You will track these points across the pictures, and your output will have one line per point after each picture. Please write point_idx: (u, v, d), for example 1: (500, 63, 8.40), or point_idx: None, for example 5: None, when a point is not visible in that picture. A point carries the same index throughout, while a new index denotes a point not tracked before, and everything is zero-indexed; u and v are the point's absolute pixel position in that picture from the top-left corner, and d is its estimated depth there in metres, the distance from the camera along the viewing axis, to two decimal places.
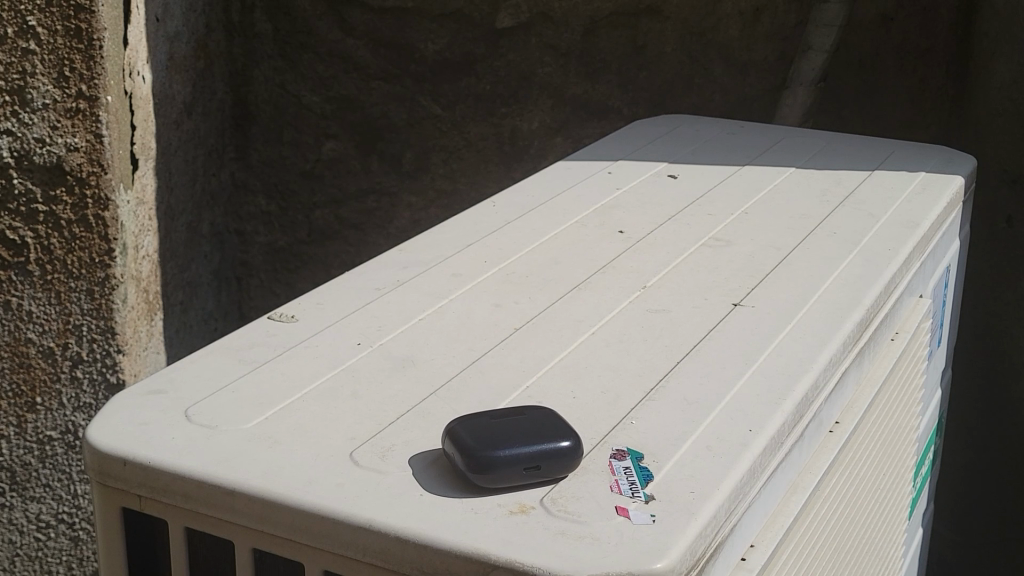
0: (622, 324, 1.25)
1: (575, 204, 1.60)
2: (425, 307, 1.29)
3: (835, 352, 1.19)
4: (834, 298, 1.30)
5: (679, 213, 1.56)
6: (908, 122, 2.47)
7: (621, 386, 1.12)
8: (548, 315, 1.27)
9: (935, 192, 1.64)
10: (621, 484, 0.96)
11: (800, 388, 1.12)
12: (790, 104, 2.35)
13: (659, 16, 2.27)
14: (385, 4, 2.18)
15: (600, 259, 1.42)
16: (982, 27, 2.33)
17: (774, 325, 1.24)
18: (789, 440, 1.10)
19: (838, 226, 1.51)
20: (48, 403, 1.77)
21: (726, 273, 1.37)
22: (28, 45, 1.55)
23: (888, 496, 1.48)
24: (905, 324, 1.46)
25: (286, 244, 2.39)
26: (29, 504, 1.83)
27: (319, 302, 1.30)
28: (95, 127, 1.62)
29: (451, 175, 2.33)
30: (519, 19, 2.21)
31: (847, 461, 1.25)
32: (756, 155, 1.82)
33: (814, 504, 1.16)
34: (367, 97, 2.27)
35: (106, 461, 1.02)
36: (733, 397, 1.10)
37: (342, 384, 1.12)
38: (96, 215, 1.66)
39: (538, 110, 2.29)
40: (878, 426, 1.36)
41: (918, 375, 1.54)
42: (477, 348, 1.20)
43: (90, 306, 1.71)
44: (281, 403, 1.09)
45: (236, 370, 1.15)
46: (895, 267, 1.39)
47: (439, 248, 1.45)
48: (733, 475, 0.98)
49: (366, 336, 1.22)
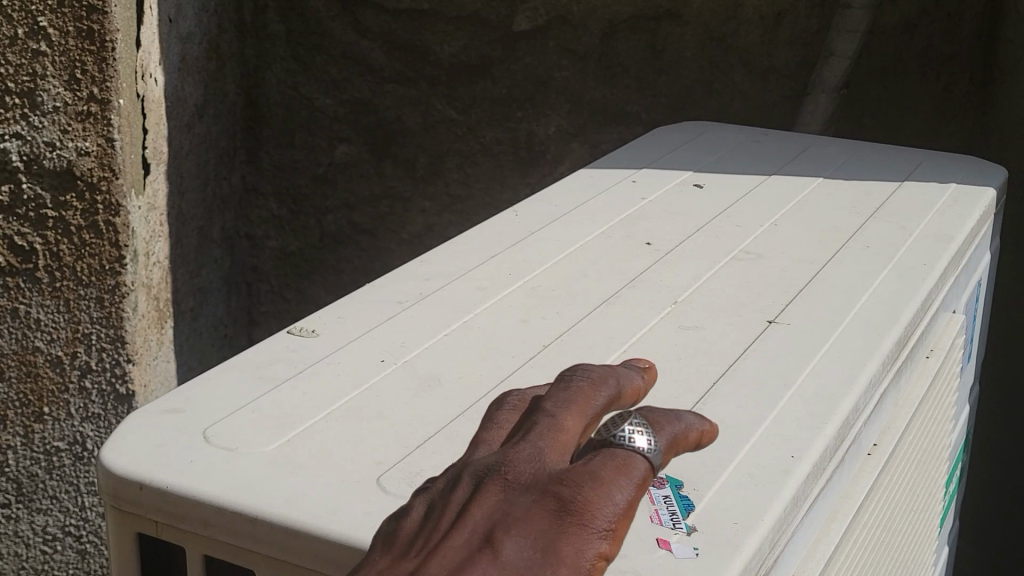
0: (655, 342, 1.20)
1: (601, 214, 1.55)
2: (450, 322, 1.24)
3: (875, 372, 1.15)
4: (870, 316, 1.26)
5: (708, 224, 1.52)
6: (932, 131, 2.42)
7: (657, 408, 1.08)
8: (578, 331, 1.23)
9: (968, 204, 1.59)
10: (662, 515, 0.92)
11: (842, 412, 1.07)
12: (812, 110, 2.31)
13: (678, 21, 2.23)
14: (399, 6, 2.14)
15: (630, 273, 1.37)
16: (1008, 33, 2.28)
17: (811, 343, 1.20)
18: (830, 467, 1.06)
19: (870, 240, 1.47)
20: (56, 413, 1.72)
21: (758, 288, 1.33)
22: (39, 46, 1.51)
23: (922, 517, 1.44)
24: (940, 341, 1.41)
25: (297, 249, 2.35)
26: (35, 517, 1.79)
27: (340, 315, 1.26)
28: (106, 131, 1.57)
29: (466, 180, 2.29)
30: (537, 22, 2.16)
31: (885, 484, 1.20)
32: (784, 164, 1.77)
33: (855, 531, 1.12)
34: (380, 100, 2.23)
35: (122, 485, 0.98)
36: (771, 421, 1.06)
37: (366, 404, 1.08)
38: (107, 221, 1.61)
39: (555, 115, 2.25)
40: (914, 446, 1.32)
41: (951, 392, 1.49)
42: (506, 366, 1.16)
43: (101, 314, 1.66)
44: (303, 423, 1.05)
45: (255, 389, 1.11)
46: (931, 283, 1.35)
47: (462, 259, 1.40)
48: (775, 506, 0.93)
49: (390, 352, 1.18)
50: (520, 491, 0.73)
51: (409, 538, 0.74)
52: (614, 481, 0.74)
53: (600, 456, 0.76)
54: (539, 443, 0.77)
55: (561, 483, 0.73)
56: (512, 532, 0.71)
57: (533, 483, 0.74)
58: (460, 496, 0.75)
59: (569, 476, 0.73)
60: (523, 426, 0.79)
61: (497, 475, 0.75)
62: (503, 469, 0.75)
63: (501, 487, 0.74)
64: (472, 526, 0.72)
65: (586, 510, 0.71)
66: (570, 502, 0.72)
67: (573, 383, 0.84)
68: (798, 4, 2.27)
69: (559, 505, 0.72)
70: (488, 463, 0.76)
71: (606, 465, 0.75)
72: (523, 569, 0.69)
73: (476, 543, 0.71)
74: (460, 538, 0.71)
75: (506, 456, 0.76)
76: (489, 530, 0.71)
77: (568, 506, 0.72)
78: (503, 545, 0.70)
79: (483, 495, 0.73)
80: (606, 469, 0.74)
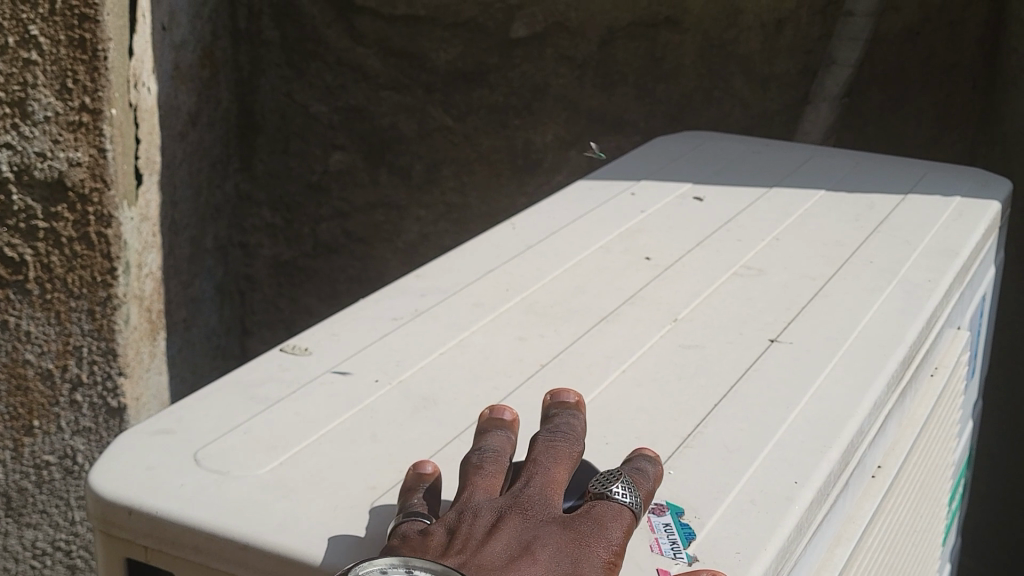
0: (654, 361, 1.18)
1: (599, 227, 1.53)
2: (446, 340, 1.22)
3: (880, 393, 1.13)
4: (875, 335, 1.24)
5: (708, 239, 1.50)
6: (933, 140, 2.40)
7: (657, 431, 1.06)
8: (576, 350, 1.21)
9: (972, 218, 1.57)
10: (662, 544, 0.90)
11: (847, 435, 1.05)
12: (812, 119, 2.29)
13: (678, 28, 2.20)
14: (395, 12, 2.12)
15: (628, 289, 1.35)
16: (1010, 42, 2.26)
17: (815, 362, 1.18)
18: (835, 491, 1.03)
19: (874, 255, 1.45)
20: (46, 426, 1.70)
21: (760, 305, 1.31)
22: (30, 55, 1.49)
23: (925, 536, 1.42)
24: (945, 358, 1.39)
25: (291, 257, 2.33)
26: (25, 531, 1.77)
27: (333, 333, 1.24)
28: (98, 141, 1.55)
29: (462, 189, 2.27)
30: (534, 28, 2.14)
31: (890, 507, 1.18)
32: (784, 176, 1.75)
33: (859, 556, 1.10)
34: (376, 107, 2.21)
35: (111, 509, 0.96)
36: (775, 444, 1.04)
37: (360, 426, 1.06)
38: (98, 233, 1.59)
39: (552, 123, 2.23)
40: (918, 467, 1.30)
41: (955, 409, 1.47)
42: (503, 387, 1.13)
43: (92, 327, 1.64)
44: (296, 446, 1.03)
45: (247, 409, 1.09)
46: (936, 300, 1.33)
47: (458, 274, 1.38)
48: (779, 534, 0.91)
49: (385, 371, 1.15)
50: (540, 523, 0.82)
51: (436, 545, 0.81)
52: (619, 522, 0.83)
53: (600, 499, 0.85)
54: (544, 487, 0.85)
55: (578, 519, 0.82)
56: (542, 548, 0.79)
57: (551, 518, 0.82)
58: (483, 519, 0.82)
59: (580, 517, 0.82)
60: (525, 471, 0.87)
61: (517, 507, 0.83)
62: (522, 502, 0.83)
63: (525, 515, 0.82)
64: (503, 537, 0.80)
65: (602, 541, 0.81)
66: (587, 535, 0.81)
67: (557, 441, 0.90)
68: (799, 12, 2.25)
69: (578, 536, 0.81)
70: (501, 503, 0.84)
71: (611, 508, 0.83)
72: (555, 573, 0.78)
73: (511, 550, 0.79)
74: (496, 549, 0.79)
75: (522, 495, 0.84)
76: (519, 542, 0.79)
77: (585, 537, 0.81)
78: (537, 557, 0.78)
79: (510, 520, 0.81)
80: (612, 510, 0.83)
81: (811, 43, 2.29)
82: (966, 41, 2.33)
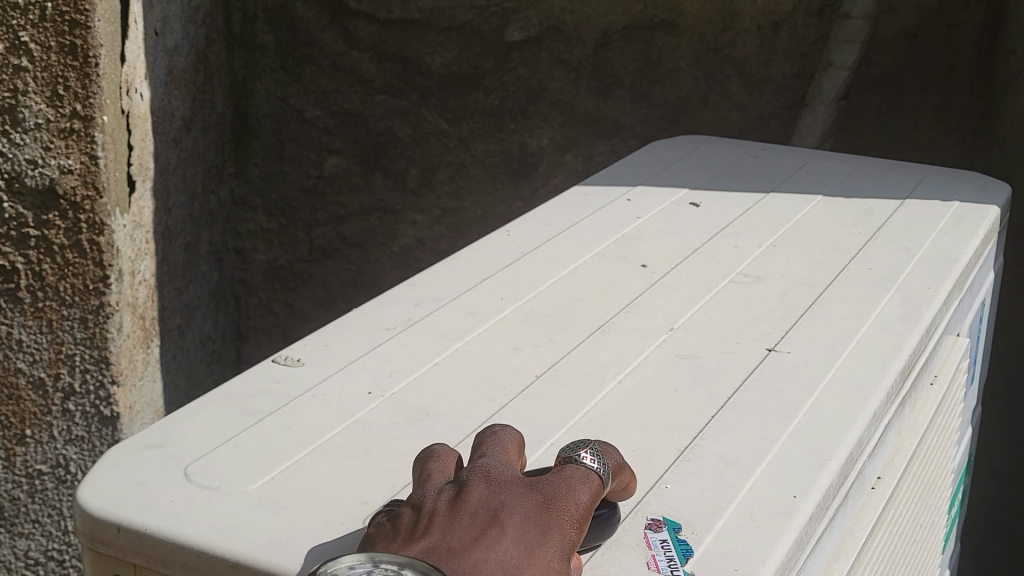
0: (650, 372, 1.17)
1: (595, 234, 1.52)
2: (439, 350, 1.21)
3: (879, 404, 1.12)
4: (874, 344, 1.23)
5: (704, 246, 1.49)
6: (931, 142, 2.39)
7: (654, 444, 1.05)
8: (571, 360, 1.20)
9: (972, 223, 1.56)
10: (659, 562, 0.88)
11: (846, 446, 1.04)
12: (810, 122, 2.27)
13: (674, 30, 2.19)
14: (390, 16, 2.11)
15: (624, 297, 1.34)
16: (1008, 44, 2.25)
17: (813, 372, 1.17)
18: (835, 504, 1.02)
19: (873, 262, 1.43)
20: (38, 436, 1.68)
21: (757, 313, 1.30)
22: (20, 62, 1.48)
23: (925, 544, 1.41)
24: (944, 366, 1.38)
25: (286, 262, 2.31)
26: (17, 541, 1.75)
27: (325, 343, 1.23)
28: (90, 148, 1.54)
29: (458, 193, 2.26)
30: (529, 32, 2.13)
31: (890, 518, 1.17)
32: (781, 181, 1.74)
33: (859, 568, 1.08)
34: (371, 111, 2.19)
35: (99, 526, 0.95)
36: (773, 457, 1.02)
37: (353, 440, 1.05)
38: (91, 240, 1.58)
39: (548, 126, 2.22)
40: (918, 476, 1.28)
41: (955, 416, 1.46)
42: (497, 399, 1.12)
43: (84, 335, 1.62)
44: (288, 461, 1.02)
45: (238, 423, 1.07)
46: (936, 308, 1.32)
47: (452, 282, 1.37)
48: (778, 550, 0.90)
49: (378, 383, 1.14)
50: (504, 489, 0.86)
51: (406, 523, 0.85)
52: (582, 483, 0.88)
53: (565, 466, 0.90)
54: (505, 459, 0.90)
55: (542, 485, 0.87)
56: (511, 516, 0.84)
57: (513, 482, 0.87)
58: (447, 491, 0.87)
59: (545, 482, 0.88)
60: (480, 448, 0.92)
61: (480, 474, 0.87)
62: (485, 469, 0.88)
63: (490, 483, 0.87)
64: (470, 508, 0.84)
65: (568, 505, 0.86)
66: (553, 499, 0.86)
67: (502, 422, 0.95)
68: (796, 14, 2.23)
69: (544, 500, 0.86)
70: (463, 473, 0.88)
71: (573, 473, 0.89)
72: (526, 540, 0.83)
73: (479, 522, 0.83)
74: (468, 519, 0.83)
75: (483, 464, 0.89)
76: (487, 512, 0.84)
77: (551, 501, 0.86)
78: (507, 525, 0.83)
79: (474, 487, 0.86)
80: (576, 475, 0.89)
81: (809, 46, 2.27)
82: (963, 43, 2.32)
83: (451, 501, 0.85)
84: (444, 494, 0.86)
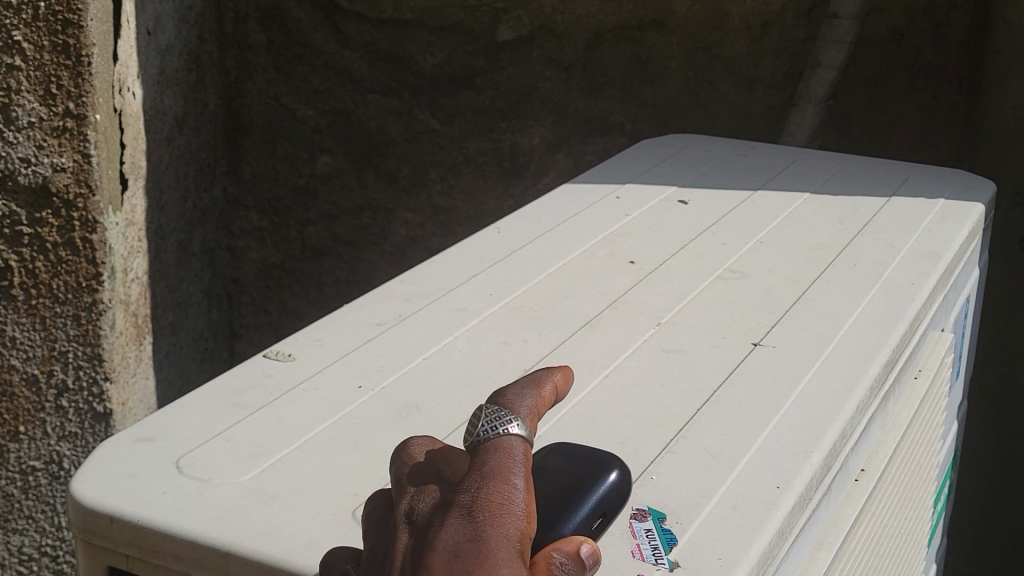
0: (638, 365, 1.19)
1: (584, 230, 1.54)
2: (429, 345, 1.22)
3: (862, 397, 1.13)
4: (858, 339, 1.24)
5: (692, 242, 1.50)
6: (919, 141, 2.40)
7: (640, 436, 1.06)
8: (559, 355, 1.21)
9: (957, 220, 1.58)
10: (643, 550, 0.90)
11: (829, 438, 1.06)
12: (799, 121, 2.29)
13: (664, 30, 2.21)
14: (382, 16, 2.12)
15: (613, 293, 1.35)
16: (995, 44, 2.27)
17: (797, 366, 1.18)
18: (817, 495, 1.04)
19: (858, 258, 1.45)
20: (32, 432, 1.69)
21: (743, 309, 1.31)
22: (14, 61, 1.50)
23: (910, 537, 1.42)
24: (929, 361, 1.39)
25: (278, 261, 2.32)
26: (11, 536, 1.76)
27: (317, 339, 1.24)
28: (82, 146, 1.55)
29: (450, 191, 2.28)
30: (520, 32, 2.14)
31: (873, 510, 1.19)
32: (769, 179, 1.76)
33: (842, 559, 1.10)
34: (363, 111, 2.21)
35: (92, 518, 0.96)
36: (756, 449, 1.04)
37: (344, 432, 1.06)
38: (84, 238, 1.59)
39: (539, 125, 2.23)
40: (902, 469, 1.30)
41: (939, 411, 1.48)
42: (486, 392, 1.13)
43: (77, 332, 1.63)
44: (279, 453, 1.03)
45: (229, 416, 1.09)
46: (919, 303, 1.33)
47: (442, 279, 1.38)
48: (760, 538, 0.92)
49: (369, 377, 1.16)
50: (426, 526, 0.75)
51: None
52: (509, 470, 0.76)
53: (476, 453, 0.79)
54: (420, 490, 0.79)
55: (464, 489, 0.75)
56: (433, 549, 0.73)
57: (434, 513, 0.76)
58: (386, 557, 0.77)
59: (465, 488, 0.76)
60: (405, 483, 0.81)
61: (406, 523, 0.77)
62: (405, 517, 0.77)
63: (414, 531, 0.76)
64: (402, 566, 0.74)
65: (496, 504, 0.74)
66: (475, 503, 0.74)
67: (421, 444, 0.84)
68: (784, 15, 2.25)
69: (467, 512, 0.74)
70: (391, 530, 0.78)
71: (495, 461, 0.77)
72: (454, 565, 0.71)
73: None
74: None
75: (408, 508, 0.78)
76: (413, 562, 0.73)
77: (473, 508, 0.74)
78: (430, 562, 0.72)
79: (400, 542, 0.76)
80: (496, 454, 0.78)
81: (797, 46, 2.29)
82: (951, 43, 2.34)
83: (400, 567, 0.74)
84: (391, 566, 0.75)
